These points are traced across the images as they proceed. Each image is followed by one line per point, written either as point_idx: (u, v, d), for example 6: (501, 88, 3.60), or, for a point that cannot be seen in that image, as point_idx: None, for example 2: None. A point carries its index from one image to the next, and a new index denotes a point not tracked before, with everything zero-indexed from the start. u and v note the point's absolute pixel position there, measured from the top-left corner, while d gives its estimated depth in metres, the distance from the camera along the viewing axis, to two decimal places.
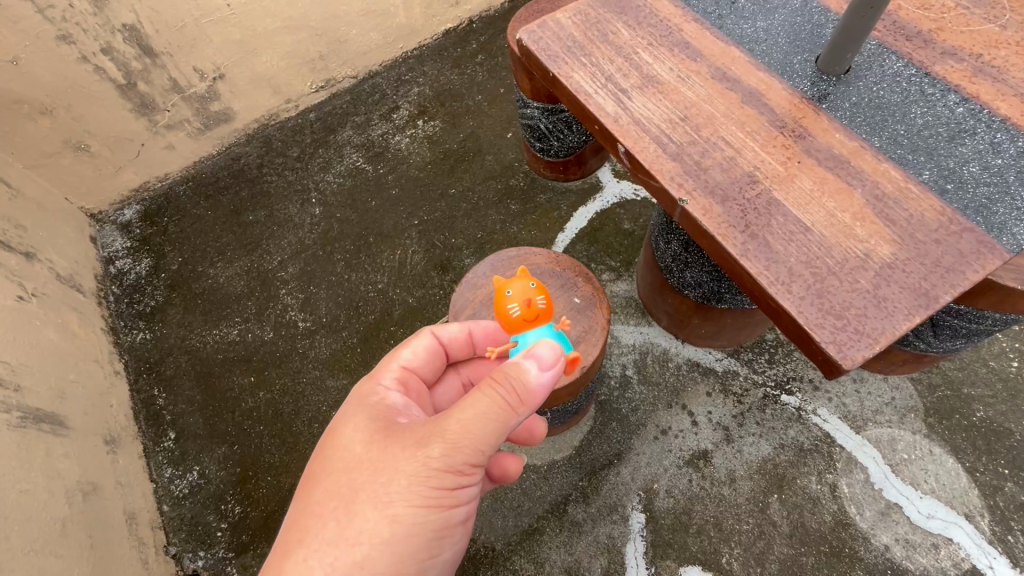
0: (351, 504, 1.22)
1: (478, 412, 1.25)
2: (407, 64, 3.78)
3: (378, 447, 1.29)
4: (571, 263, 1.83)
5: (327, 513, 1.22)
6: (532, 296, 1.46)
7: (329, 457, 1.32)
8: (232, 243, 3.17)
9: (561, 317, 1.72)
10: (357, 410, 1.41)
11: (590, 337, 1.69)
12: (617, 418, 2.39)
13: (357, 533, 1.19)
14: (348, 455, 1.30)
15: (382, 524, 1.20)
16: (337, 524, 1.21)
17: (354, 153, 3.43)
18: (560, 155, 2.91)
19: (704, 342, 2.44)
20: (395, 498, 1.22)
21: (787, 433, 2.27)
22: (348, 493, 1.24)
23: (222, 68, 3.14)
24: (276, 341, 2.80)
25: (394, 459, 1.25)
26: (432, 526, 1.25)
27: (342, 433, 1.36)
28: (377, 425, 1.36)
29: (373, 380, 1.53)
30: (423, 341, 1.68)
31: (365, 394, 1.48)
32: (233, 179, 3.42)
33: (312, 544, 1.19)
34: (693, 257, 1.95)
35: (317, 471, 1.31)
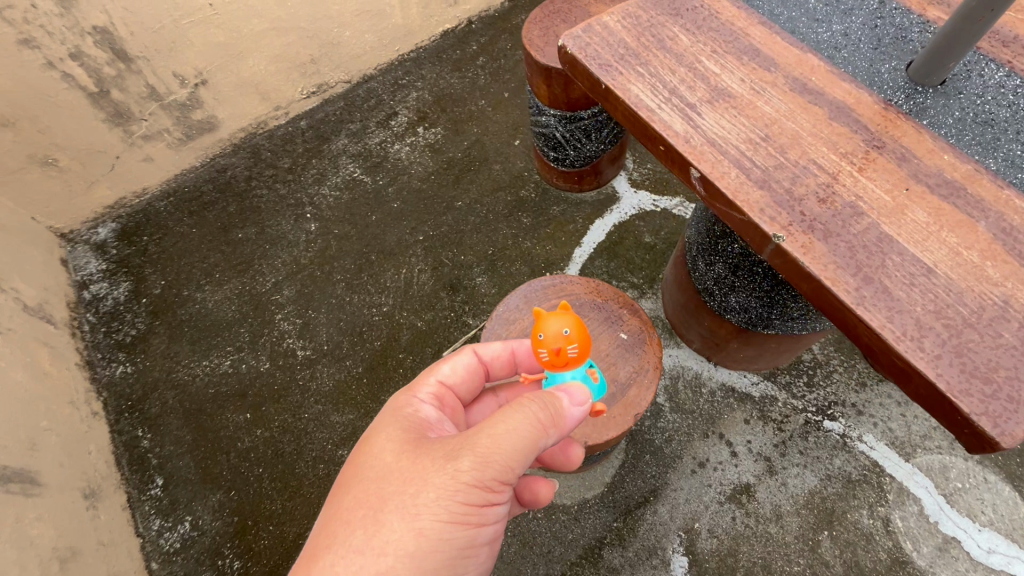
0: (380, 511, 1.07)
1: (511, 424, 1.13)
2: (404, 67, 3.56)
3: (411, 456, 1.15)
4: (613, 292, 1.68)
5: (355, 518, 1.07)
6: (564, 338, 1.24)
7: (359, 463, 1.17)
8: (220, 264, 2.91)
9: (607, 357, 1.56)
10: (390, 420, 1.28)
11: (642, 379, 1.52)
12: (650, 451, 2.24)
13: (384, 543, 1.03)
14: (378, 461, 1.16)
15: (410, 538, 1.05)
16: (364, 534, 1.05)
17: (350, 163, 3.21)
18: (575, 166, 2.73)
19: (740, 365, 2.28)
20: (424, 511, 1.06)
21: (833, 463, 2.14)
22: (377, 501, 1.09)
23: (205, 72, 2.88)
24: (273, 372, 2.57)
25: (425, 467, 1.11)
26: (460, 546, 1.09)
27: (373, 439, 1.22)
28: (410, 434, 1.22)
29: (409, 392, 1.39)
30: (465, 357, 1.51)
31: (398, 404, 1.34)
32: (219, 193, 3.17)
33: (338, 551, 1.04)
34: (741, 281, 1.78)
35: (347, 478, 1.17)
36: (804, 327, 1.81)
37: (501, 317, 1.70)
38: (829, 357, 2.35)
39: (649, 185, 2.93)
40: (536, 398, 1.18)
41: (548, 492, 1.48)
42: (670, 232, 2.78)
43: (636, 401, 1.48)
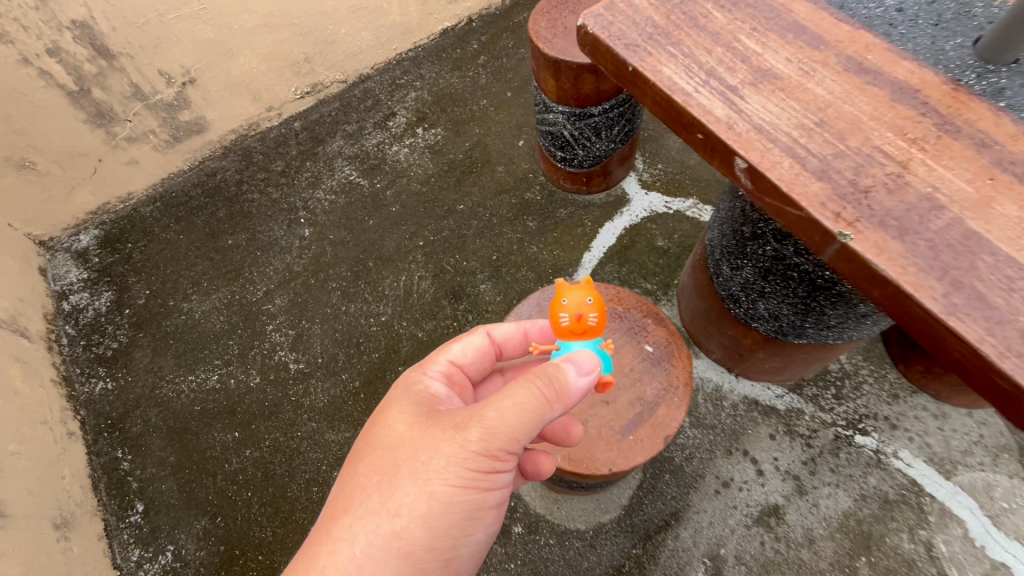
0: (393, 478, 1.05)
1: (520, 395, 1.08)
2: (402, 67, 3.43)
3: (423, 425, 1.12)
4: (637, 299, 1.54)
5: (368, 483, 1.06)
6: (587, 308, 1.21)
7: (371, 431, 1.15)
8: (208, 272, 2.75)
9: (633, 373, 1.43)
10: (400, 390, 1.25)
11: (671, 396, 1.40)
12: (670, 470, 2.08)
13: (398, 508, 1.02)
14: (390, 429, 1.13)
15: (422, 504, 1.04)
16: (377, 499, 1.04)
17: (346, 165, 3.06)
18: (584, 166, 2.59)
19: (764, 377, 2.13)
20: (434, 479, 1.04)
21: (867, 482, 1.98)
22: (388, 467, 1.07)
23: (193, 71, 2.73)
24: (264, 388, 2.41)
25: (436, 435, 1.08)
26: (469, 513, 1.08)
27: (385, 409, 1.19)
28: (421, 405, 1.19)
29: (422, 366, 1.35)
30: (476, 336, 1.44)
31: (409, 375, 1.30)
32: (209, 198, 3.01)
33: (352, 515, 1.03)
34: (772, 287, 1.63)
35: (360, 444, 1.15)
36: (840, 336, 1.66)
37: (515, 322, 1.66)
38: (859, 367, 2.21)
39: (660, 186, 2.79)
40: (541, 375, 1.12)
41: (550, 468, 1.30)
42: (684, 235, 2.64)
43: (665, 421, 1.37)
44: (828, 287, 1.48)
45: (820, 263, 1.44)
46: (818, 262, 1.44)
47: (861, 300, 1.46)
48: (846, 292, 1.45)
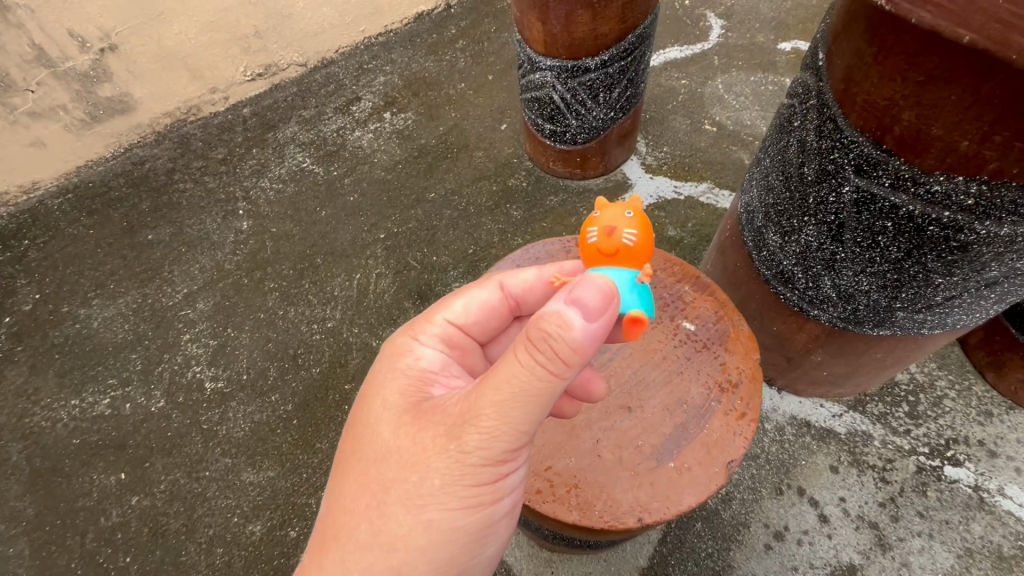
0: (382, 505, 0.81)
1: (520, 382, 0.76)
2: (371, 51, 3.02)
3: (408, 429, 0.84)
4: (664, 258, 1.17)
5: (353, 507, 0.83)
6: (623, 222, 0.89)
7: (351, 438, 0.89)
8: (118, 273, 2.23)
9: (677, 372, 1.05)
10: (382, 375, 0.94)
11: (727, 400, 1.01)
12: (702, 517, 1.54)
13: (391, 542, 0.79)
14: (371, 437, 0.86)
15: (419, 535, 0.80)
16: (364, 531, 0.80)
17: (299, 152, 2.60)
18: (578, 142, 2.16)
19: (817, 390, 1.64)
20: (430, 504, 0.80)
21: (969, 531, 1.48)
22: (375, 489, 0.82)
23: (114, 35, 2.32)
24: (168, 414, 1.85)
25: (425, 447, 0.81)
26: (476, 535, 0.84)
27: (365, 407, 0.91)
28: (407, 396, 0.89)
29: (412, 335, 0.99)
30: (486, 290, 1.03)
31: (393, 350, 0.97)
32: (131, 188, 2.52)
33: (336, 551, 0.81)
34: (849, 252, 1.16)
35: (341, 452, 0.90)
36: (939, 321, 1.20)
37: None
38: (935, 378, 1.72)
39: (668, 170, 2.36)
40: (541, 346, 0.75)
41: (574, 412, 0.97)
42: (699, 224, 2.20)
43: (723, 441, 0.97)
44: (942, 240, 1.00)
45: (933, 200, 0.95)
46: (930, 198, 0.95)
47: (994, 257, 0.99)
48: (973, 244, 0.98)
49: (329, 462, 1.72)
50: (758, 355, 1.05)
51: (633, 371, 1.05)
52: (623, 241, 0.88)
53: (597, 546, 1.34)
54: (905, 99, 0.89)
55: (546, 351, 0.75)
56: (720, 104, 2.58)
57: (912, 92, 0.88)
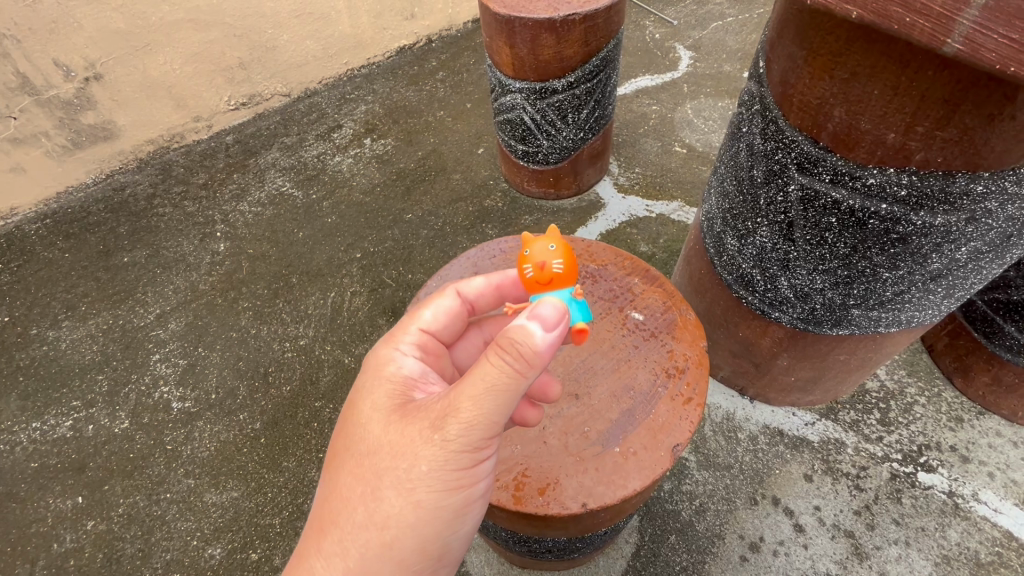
0: (374, 492, 0.78)
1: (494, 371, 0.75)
2: (353, 82, 3.11)
3: (396, 419, 0.81)
4: (615, 254, 1.28)
5: (346, 493, 0.79)
6: (551, 253, 0.90)
7: (340, 435, 0.85)
8: (91, 294, 2.22)
9: (625, 365, 1.08)
10: (365, 380, 0.90)
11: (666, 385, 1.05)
12: (676, 529, 1.50)
13: (384, 526, 0.76)
14: (358, 429, 0.83)
15: (412, 516, 0.77)
16: (358, 513, 0.77)
17: (279, 176, 2.64)
18: (550, 162, 2.22)
19: (788, 397, 1.64)
20: (419, 489, 0.77)
21: (946, 537, 1.45)
22: (366, 476, 0.79)
23: (98, 64, 2.39)
24: (131, 435, 1.81)
25: (411, 436, 0.78)
26: (461, 511, 0.82)
27: (353, 405, 0.87)
28: (393, 392, 0.86)
29: (389, 343, 0.96)
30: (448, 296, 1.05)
31: (375, 358, 0.93)
32: (110, 213, 2.53)
33: (333, 534, 0.77)
34: (801, 251, 1.18)
35: (330, 447, 0.86)
36: (894, 318, 1.22)
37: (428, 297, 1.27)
38: (904, 385, 1.73)
39: (640, 190, 2.42)
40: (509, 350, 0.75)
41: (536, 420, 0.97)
42: (671, 240, 2.23)
43: (665, 421, 1.00)
44: (883, 233, 1.03)
45: (870, 193, 0.98)
46: (868, 190, 0.98)
47: (934, 248, 1.02)
48: (911, 235, 1.01)
49: (295, 480, 1.67)
50: (704, 342, 1.11)
51: (581, 360, 1.09)
52: (553, 273, 0.90)
53: (564, 559, 1.30)
54: (834, 97, 0.94)
55: (513, 355, 0.76)
56: (690, 127, 2.67)
57: (839, 89, 0.93)
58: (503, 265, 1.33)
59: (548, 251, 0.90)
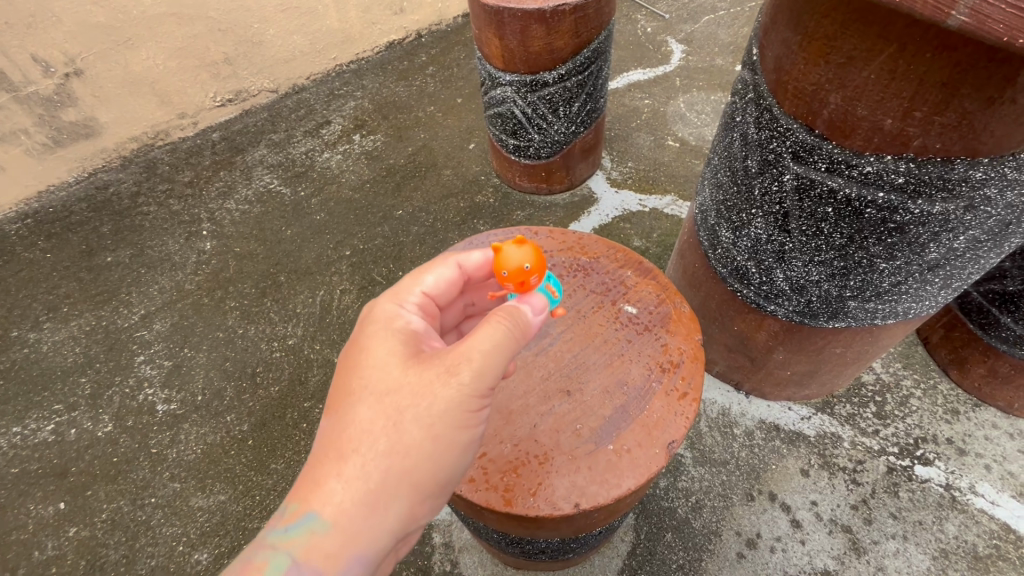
0: (396, 423, 0.76)
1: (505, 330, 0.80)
2: (342, 78, 3.06)
3: (413, 361, 0.81)
4: (607, 246, 1.26)
5: (364, 428, 0.76)
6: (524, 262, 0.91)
7: (350, 377, 0.80)
8: (73, 295, 2.17)
9: (619, 358, 1.06)
10: (372, 328, 0.85)
11: (661, 380, 1.02)
12: (672, 526, 1.48)
13: (405, 462, 0.75)
14: (372, 367, 0.80)
15: (431, 449, 0.77)
16: (380, 441, 0.75)
17: (267, 174, 2.59)
18: (541, 156, 2.19)
19: (783, 392, 1.62)
20: (437, 424, 0.77)
21: (944, 531, 1.44)
22: (386, 409, 0.77)
23: (78, 60, 2.33)
24: (115, 438, 1.76)
25: (433, 378, 0.77)
26: (467, 449, 0.84)
27: (364, 344, 0.83)
28: (405, 337, 0.85)
29: (394, 296, 0.92)
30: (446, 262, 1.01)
31: (380, 310, 0.89)
32: (93, 212, 2.47)
33: (352, 463, 0.75)
34: (796, 242, 1.15)
35: (339, 383, 0.82)
36: (891, 310, 1.20)
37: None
38: (900, 378, 1.72)
39: (633, 184, 2.40)
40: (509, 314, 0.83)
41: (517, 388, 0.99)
42: (665, 234, 2.21)
43: (659, 420, 0.97)
44: (880, 222, 1.01)
45: (867, 181, 0.96)
46: (864, 179, 0.96)
47: (931, 237, 1.00)
48: (909, 224, 0.99)
49: (284, 482, 1.63)
50: (699, 335, 1.09)
51: (573, 355, 1.07)
52: (531, 281, 0.93)
53: (558, 559, 1.28)
54: (829, 83, 0.92)
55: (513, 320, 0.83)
56: (682, 121, 2.65)
57: (835, 75, 0.90)
58: None
59: (522, 271, 0.90)
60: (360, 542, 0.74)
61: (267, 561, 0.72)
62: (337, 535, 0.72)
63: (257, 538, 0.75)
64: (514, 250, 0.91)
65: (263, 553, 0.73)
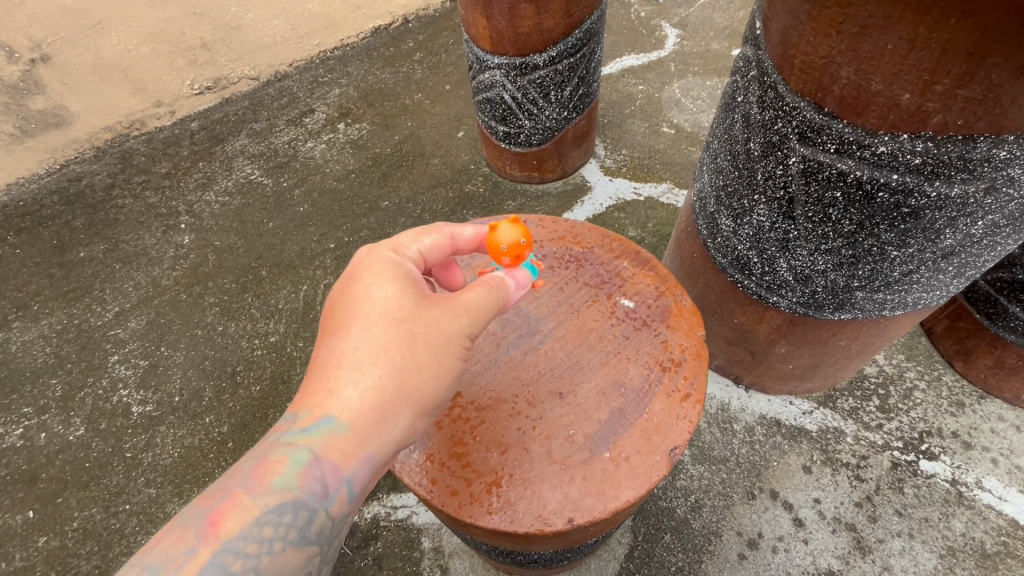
0: (410, 344, 0.79)
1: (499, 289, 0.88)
2: (326, 65, 2.95)
3: (421, 292, 0.84)
4: (602, 235, 1.19)
5: (377, 351, 0.78)
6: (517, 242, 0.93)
7: (360, 306, 0.81)
8: (44, 292, 2.07)
9: (615, 354, 0.99)
10: (378, 264, 0.86)
11: (661, 380, 0.96)
12: (671, 527, 1.43)
13: (415, 384, 0.79)
14: (380, 295, 0.82)
15: (440, 367, 0.81)
16: (394, 358, 0.78)
17: (248, 164, 2.49)
18: (533, 144, 2.11)
19: (784, 386, 1.56)
20: (446, 345, 0.82)
21: (950, 528, 1.39)
22: (398, 331, 0.79)
23: (45, 45, 2.24)
24: (87, 443, 1.68)
25: (445, 312, 0.82)
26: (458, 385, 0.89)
27: (369, 276, 0.84)
28: (410, 273, 0.87)
29: (389, 242, 0.91)
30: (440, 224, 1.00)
31: (383, 250, 0.89)
32: (65, 206, 2.36)
33: (368, 378, 0.77)
34: (801, 229, 1.09)
35: (341, 308, 0.82)
36: (901, 301, 1.14)
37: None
38: (903, 370, 1.67)
39: (627, 172, 2.32)
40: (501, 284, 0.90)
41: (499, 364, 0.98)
42: (661, 224, 2.14)
43: (660, 425, 0.90)
44: (893, 208, 0.94)
45: (880, 162, 0.89)
46: (877, 160, 0.89)
47: (948, 222, 0.94)
48: (924, 209, 0.92)
49: None
50: (701, 331, 1.02)
51: (566, 354, 1.00)
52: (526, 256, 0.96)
53: (552, 566, 1.22)
54: (841, 55, 0.85)
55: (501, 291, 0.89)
56: (678, 107, 2.57)
57: (848, 46, 0.83)
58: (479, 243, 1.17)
59: (519, 245, 0.92)
60: (372, 447, 0.77)
61: (286, 457, 0.74)
62: (353, 438, 0.76)
63: (270, 439, 0.77)
64: (509, 227, 0.93)
65: (280, 450, 0.75)
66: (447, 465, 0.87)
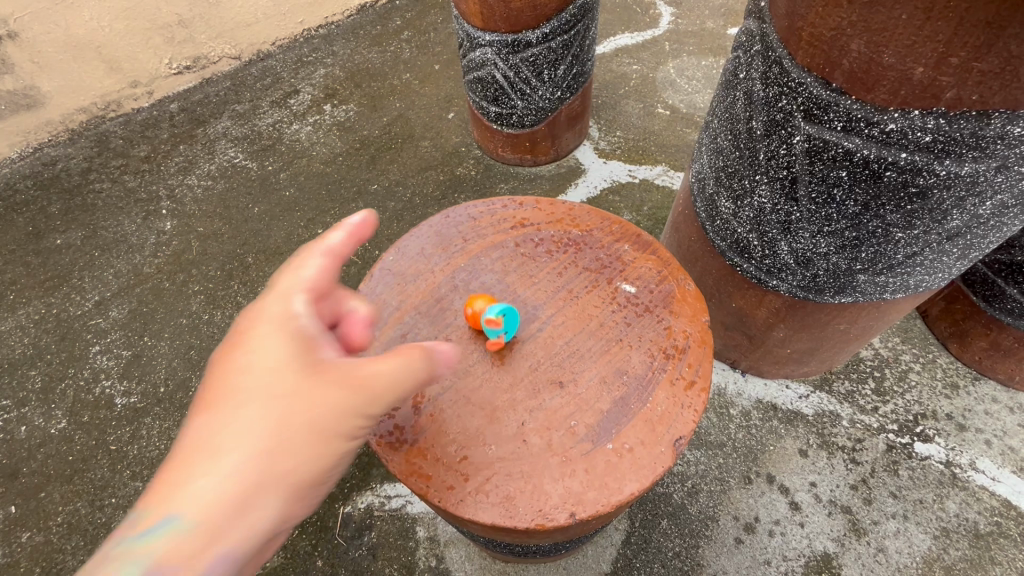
0: (286, 421, 0.60)
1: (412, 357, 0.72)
2: (311, 44, 2.85)
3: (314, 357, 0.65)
4: (601, 218, 1.15)
5: (241, 429, 0.58)
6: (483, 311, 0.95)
7: (227, 375, 0.61)
8: (19, 281, 2.00)
9: (618, 341, 0.97)
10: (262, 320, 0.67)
11: (665, 368, 0.93)
12: (668, 513, 1.42)
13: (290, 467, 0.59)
14: (262, 360, 0.63)
15: (329, 439, 0.62)
16: (265, 436, 0.58)
17: (231, 147, 2.41)
18: (525, 125, 2.05)
19: (781, 370, 1.55)
20: (342, 410, 0.63)
21: (944, 510, 1.40)
22: (269, 406, 0.59)
23: (11, 21, 2.13)
24: (70, 435, 1.63)
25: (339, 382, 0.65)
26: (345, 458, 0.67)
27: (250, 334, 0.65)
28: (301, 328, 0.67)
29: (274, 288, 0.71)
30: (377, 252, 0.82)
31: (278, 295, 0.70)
32: (40, 190, 2.27)
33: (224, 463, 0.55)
34: (804, 211, 1.05)
35: (211, 375, 0.62)
36: (903, 284, 1.12)
37: (389, 273, 1.07)
38: (899, 352, 1.66)
39: (621, 155, 2.28)
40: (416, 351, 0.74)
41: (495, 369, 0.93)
42: (656, 207, 2.10)
43: (665, 414, 0.88)
44: (900, 187, 0.91)
45: (889, 140, 0.86)
46: (886, 138, 0.86)
47: (956, 203, 0.92)
48: (933, 188, 0.90)
49: None
50: (705, 317, 1.00)
51: (565, 342, 0.97)
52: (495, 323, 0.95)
53: (550, 554, 1.21)
54: (852, 26, 0.81)
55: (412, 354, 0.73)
56: (673, 87, 2.52)
57: (860, 16, 0.79)
58: (471, 233, 1.13)
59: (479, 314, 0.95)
60: (233, 543, 0.54)
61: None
62: (199, 541, 0.52)
63: (96, 552, 0.51)
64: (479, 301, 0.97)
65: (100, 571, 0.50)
66: (443, 459, 0.84)
